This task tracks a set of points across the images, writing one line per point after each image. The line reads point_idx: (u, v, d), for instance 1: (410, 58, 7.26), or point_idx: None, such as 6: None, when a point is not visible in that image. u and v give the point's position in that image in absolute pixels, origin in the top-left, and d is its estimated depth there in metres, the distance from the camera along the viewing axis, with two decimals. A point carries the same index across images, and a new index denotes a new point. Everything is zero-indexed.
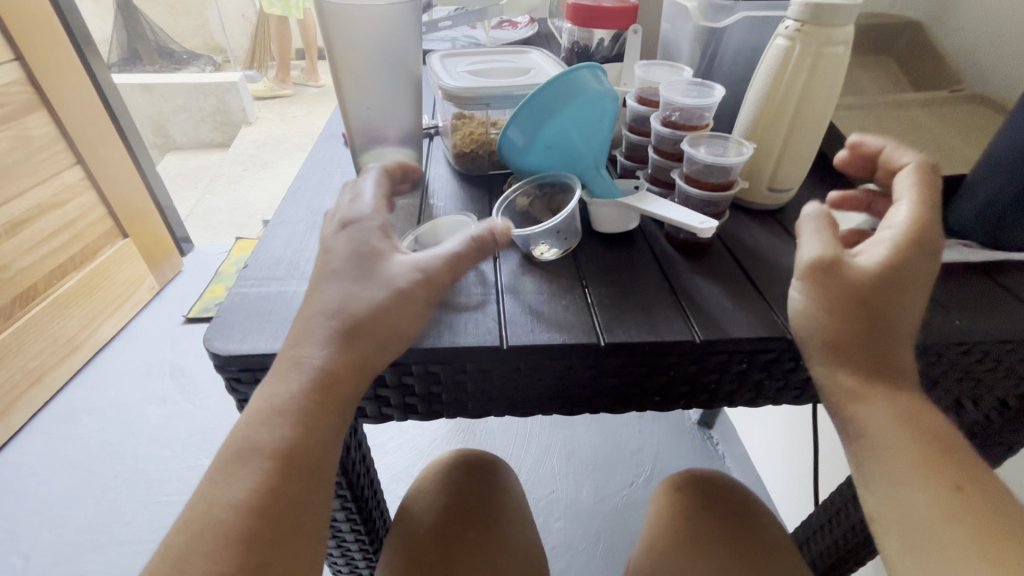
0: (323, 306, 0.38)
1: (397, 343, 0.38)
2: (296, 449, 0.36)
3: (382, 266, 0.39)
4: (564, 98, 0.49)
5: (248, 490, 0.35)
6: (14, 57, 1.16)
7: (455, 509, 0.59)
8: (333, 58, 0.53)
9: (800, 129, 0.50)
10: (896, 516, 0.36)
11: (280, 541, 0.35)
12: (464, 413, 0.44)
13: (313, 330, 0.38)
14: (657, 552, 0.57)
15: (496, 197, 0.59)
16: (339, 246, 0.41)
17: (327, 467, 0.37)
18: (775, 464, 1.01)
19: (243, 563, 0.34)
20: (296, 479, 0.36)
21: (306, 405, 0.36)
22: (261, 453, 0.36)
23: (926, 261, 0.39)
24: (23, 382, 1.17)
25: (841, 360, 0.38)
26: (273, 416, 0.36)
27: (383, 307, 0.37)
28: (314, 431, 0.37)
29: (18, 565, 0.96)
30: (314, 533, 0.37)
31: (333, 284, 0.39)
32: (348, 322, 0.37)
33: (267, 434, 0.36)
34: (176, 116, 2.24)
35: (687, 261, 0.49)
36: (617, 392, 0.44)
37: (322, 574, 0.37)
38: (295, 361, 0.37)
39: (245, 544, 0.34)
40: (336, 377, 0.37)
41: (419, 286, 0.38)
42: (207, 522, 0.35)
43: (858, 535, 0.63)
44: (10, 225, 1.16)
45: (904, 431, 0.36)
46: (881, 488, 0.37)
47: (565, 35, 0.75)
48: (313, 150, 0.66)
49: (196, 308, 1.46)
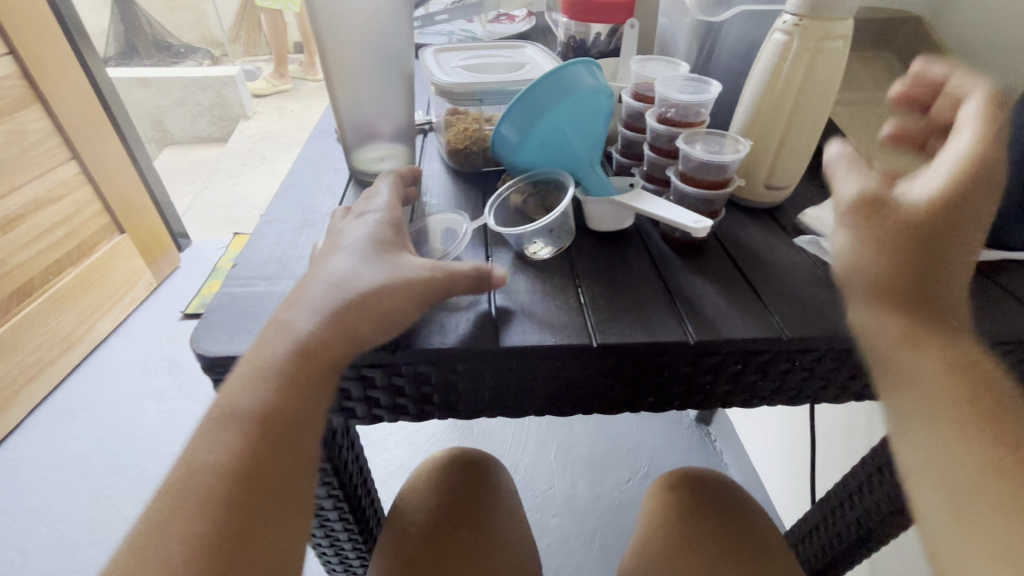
0: (330, 275, 0.39)
1: (387, 325, 0.37)
2: (275, 416, 0.36)
3: (393, 257, 0.40)
4: (559, 95, 0.48)
5: (230, 454, 0.35)
6: (8, 51, 1.15)
7: (448, 509, 0.59)
8: (323, 54, 0.52)
9: (797, 125, 0.50)
10: (934, 464, 0.33)
11: (256, 508, 0.35)
12: (456, 413, 0.44)
13: (311, 297, 0.38)
14: (651, 550, 0.57)
15: (490, 194, 0.58)
16: (353, 230, 0.43)
17: (308, 440, 0.37)
18: (773, 462, 1.01)
19: (218, 526, 0.34)
20: (272, 449, 0.36)
21: (287, 371, 0.36)
22: (241, 418, 0.36)
23: (984, 193, 0.38)
24: (20, 378, 1.17)
25: (890, 298, 0.37)
26: (255, 380, 0.36)
27: (381, 287, 0.38)
28: (295, 399, 0.36)
29: (16, 561, 0.96)
30: (290, 507, 0.37)
31: (342, 260, 0.40)
32: (345, 295, 0.38)
33: (247, 396, 0.36)
34: (173, 111, 2.23)
35: (682, 259, 0.48)
36: (611, 393, 0.43)
37: (299, 548, 0.37)
38: (282, 323, 0.38)
39: (226, 509, 0.34)
40: (320, 351, 0.37)
41: (420, 280, 0.38)
42: (189, 491, 0.34)
43: (854, 534, 0.63)
44: (6, 221, 1.15)
45: (948, 365, 0.34)
46: (920, 437, 0.34)
47: (562, 29, 0.74)
48: (307, 147, 0.65)
49: (194, 304, 1.45)
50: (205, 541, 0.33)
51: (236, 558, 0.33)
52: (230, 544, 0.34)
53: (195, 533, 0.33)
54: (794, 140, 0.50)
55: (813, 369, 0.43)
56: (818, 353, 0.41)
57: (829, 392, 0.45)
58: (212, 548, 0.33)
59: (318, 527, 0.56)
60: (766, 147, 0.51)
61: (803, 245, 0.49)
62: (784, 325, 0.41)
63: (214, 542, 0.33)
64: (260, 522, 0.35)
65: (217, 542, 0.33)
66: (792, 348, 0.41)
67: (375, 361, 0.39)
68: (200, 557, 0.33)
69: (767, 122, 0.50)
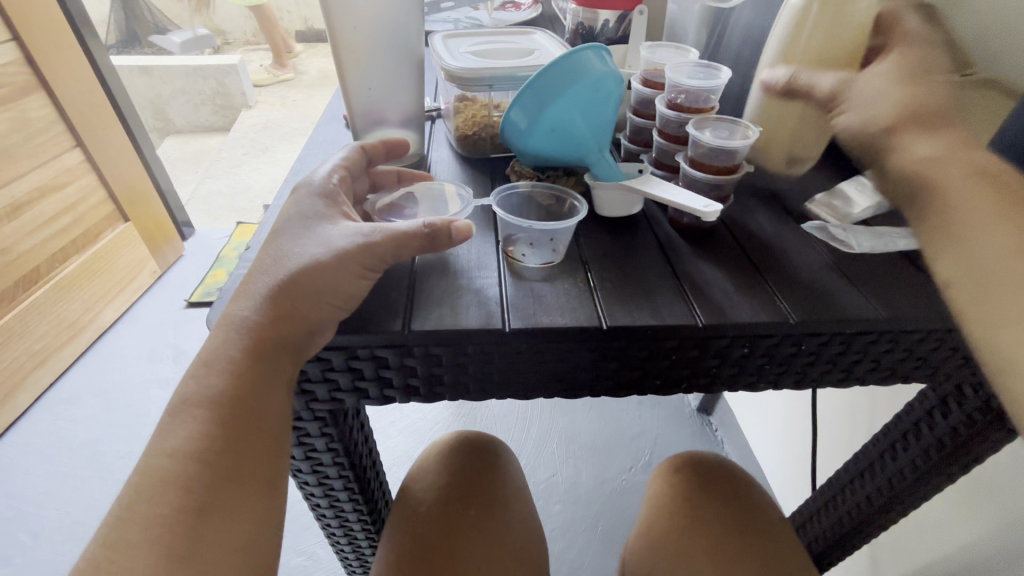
0: (271, 256, 0.40)
1: (328, 295, 0.38)
2: (227, 397, 0.37)
3: (323, 229, 0.41)
4: (568, 80, 0.48)
5: (193, 437, 0.36)
6: (11, 37, 1.14)
7: (455, 489, 0.60)
8: (334, 41, 0.52)
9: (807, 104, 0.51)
10: (966, 271, 0.35)
11: (220, 485, 0.35)
12: (466, 394, 0.44)
13: (250, 286, 0.39)
14: (658, 530, 0.58)
15: (498, 180, 0.58)
16: (289, 209, 0.43)
17: (268, 416, 0.37)
18: (774, 450, 1.02)
19: (183, 504, 0.34)
20: (229, 426, 0.36)
21: (234, 355, 0.37)
22: (196, 403, 0.37)
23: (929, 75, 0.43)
24: (27, 364, 1.18)
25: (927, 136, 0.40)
26: (202, 367, 0.38)
27: (315, 263, 0.38)
28: (243, 379, 0.37)
29: (26, 543, 0.97)
30: (260, 481, 0.37)
31: (281, 244, 0.41)
32: (283, 277, 0.38)
33: (196, 384, 0.38)
34: (176, 100, 2.21)
35: (689, 244, 0.49)
36: (620, 375, 0.44)
37: (273, 522, 0.38)
38: (228, 317, 0.39)
39: (187, 488, 0.35)
40: (262, 336, 0.37)
41: (356, 248, 0.39)
42: (158, 474, 0.35)
43: (856, 517, 0.64)
44: (10, 208, 1.15)
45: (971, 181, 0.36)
46: (952, 248, 0.36)
47: (569, 16, 0.74)
48: (314, 133, 0.65)
49: (198, 293, 1.46)
50: (169, 520, 0.34)
51: (200, 535, 0.34)
52: (194, 522, 0.34)
53: (157, 515, 0.34)
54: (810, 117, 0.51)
55: (819, 353, 0.43)
56: (826, 337, 0.42)
57: (835, 376, 0.45)
58: (176, 526, 0.34)
59: (328, 507, 0.57)
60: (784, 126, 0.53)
61: (811, 231, 0.50)
62: (791, 309, 0.42)
63: (177, 520, 0.34)
64: (225, 498, 0.35)
65: (182, 521, 0.34)
66: (798, 332, 0.41)
67: (389, 341, 0.40)
68: (163, 535, 0.33)
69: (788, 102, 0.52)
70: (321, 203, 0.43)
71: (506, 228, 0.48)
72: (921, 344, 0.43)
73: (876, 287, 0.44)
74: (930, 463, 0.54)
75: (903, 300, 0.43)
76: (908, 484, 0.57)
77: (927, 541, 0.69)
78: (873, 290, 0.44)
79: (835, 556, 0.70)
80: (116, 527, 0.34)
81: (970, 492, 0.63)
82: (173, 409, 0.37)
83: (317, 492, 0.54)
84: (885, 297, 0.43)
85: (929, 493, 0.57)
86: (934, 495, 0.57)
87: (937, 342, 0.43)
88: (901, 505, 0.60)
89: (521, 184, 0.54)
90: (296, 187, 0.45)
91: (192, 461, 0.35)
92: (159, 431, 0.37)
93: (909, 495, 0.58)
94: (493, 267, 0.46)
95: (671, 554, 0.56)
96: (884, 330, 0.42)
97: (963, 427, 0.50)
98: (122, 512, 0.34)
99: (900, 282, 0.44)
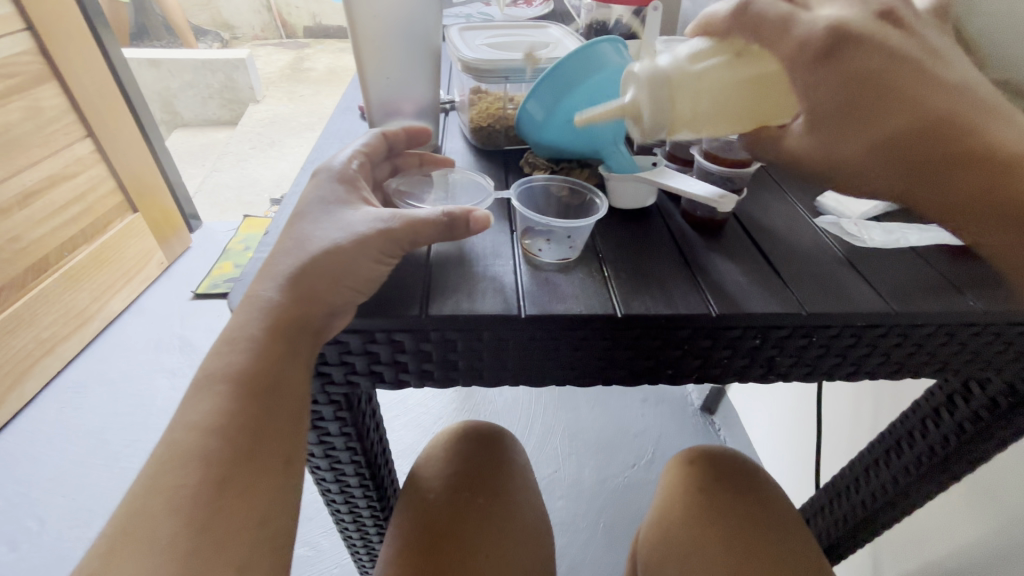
0: (292, 241, 0.41)
1: (351, 279, 0.38)
2: (249, 373, 0.38)
3: (344, 213, 0.42)
4: (583, 72, 0.49)
5: (215, 411, 0.37)
6: (25, 26, 1.15)
7: (464, 477, 0.60)
8: (354, 31, 0.53)
9: (752, 61, 0.39)
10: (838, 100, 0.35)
11: (242, 459, 0.36)
12: (479, 380, 0.45)
13: (272, 268, 0.40)
14: (669, 522, 0.59)
15: (511, 171, 0.59)
16: (310, 192, 0.44)
17: (288, 393, 0.38)
18: (779, 450, 1.02)
19: (207, 475, 0.35)
20: (250, 402, 0.37)
21: (256, 333, 0.38)
22: (218, 378, 0.38)
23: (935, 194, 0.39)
24: (36, 352, 1.19)
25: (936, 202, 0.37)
26: (225, 344, 0.39)
27: (339, 246, 0.39)
28: (265, 358, 0.37)
29: (33, 528, 0.98)
30: (278, 456, 0.38)
31: (303, 227, 0.41)
32: (305, 259, 0.39)
33: (220, 359, 0.38)
34: (184, 93, 2.18)
35: (702, 236, 0.49)
36: (632, 365, 0.45)
37: (292, 497, 0.39)
38: (250, 297, 0.39)
39: (208, 460, 0.36)
40: (286, 317, 0.38)
41: (377, 232, 0.39)
42: (182, 447, 0.36)
43: (866, 511, 0.64)
44: (22, 196, 1.16)
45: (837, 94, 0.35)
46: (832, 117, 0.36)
47: (583, 12, 0.74)
48: (330, 123, 0.66)
49: (206, 284, 1.47)
50: (191, 492, 0.35)
51: (220, 507, 0.35)
52: (215, 493, 0.35)
53: (180, 485, 0.35)
54: (735, 99, 0.40)
55: (830, 346, 0.44)
56: (837, 330, 0.42)
57: (845, 369, 0.46)
58: (197, 497, 0.35)
59: (338, 492, 0.58)
60: (683, 91, 0.41)
61: (823, 226, 0.50)
62: (802, 300, 0.42)
63: (198, 492, 0.35)
64: (245, 472, 0.36)
65: (206, 492, 0.35)
66: (810, 323, 0.42)
67: (405, 325, 0.40)
68: (187, 503, 0.34)
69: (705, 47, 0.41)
70: (341, 187, 0.44)
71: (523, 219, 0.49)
72: (931, 339, 0.43)
73: (887, 281, 0.44)
74: (947, 450, 0.55)
75: (917, 294, 0.43)
76: (924, 473, 0.57)
77: (929, 539, 0.69)
78: (884, 282, 0.44)
79: (842, 551, 0.70)
80: (143, 495, 0.35)
81: (976, 490, 0.63)
82: (197, 383, 0.38)
83: (328, 476, 0.55)
84: (897, 291, 0.43)
85: (947, 482, 0.57)
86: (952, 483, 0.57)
87: (947, 337, 0.43)
88: (914, 497, 0.60)
89: (539, 176, 0.54)
90: (316, 171, 0.46)
91: (215, 434, 0.36)
92: (183, 405, 0.38)
93: (922, 486, 0.58)
94: (507, 255, 0.47)
95: (681, 544, 0.56)
96: (893, 323, 0.42)
97: (985, 411, 0.51)
98: (149, 481, 0.35)
99: (910, 276, 0.45)
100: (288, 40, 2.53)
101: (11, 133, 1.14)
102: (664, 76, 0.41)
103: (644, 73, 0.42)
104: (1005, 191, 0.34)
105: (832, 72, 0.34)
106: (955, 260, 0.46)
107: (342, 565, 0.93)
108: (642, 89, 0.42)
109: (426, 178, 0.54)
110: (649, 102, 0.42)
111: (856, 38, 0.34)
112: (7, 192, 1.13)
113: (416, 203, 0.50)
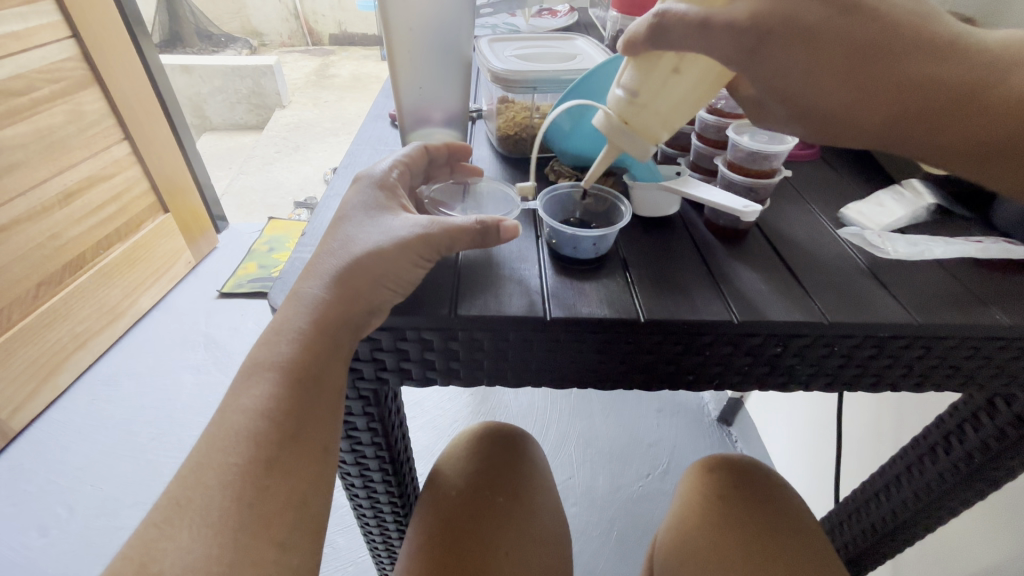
0: (335, 244, 0.43)
1: (389, 281, 0.40)
2: (294, 363, 0.39)
3: (385, 218, 0.44)
4: (611, 85, 0.52)
5: (264, 396, 0.39)
6: (70, 34, 1.21)
7: (483, 476, 0.61)
8: (390, 44, 0.55)
9: (692, 67, 0.41)
10: (782, 71, 0.39)
11: (285, 444, 0.38)
12: (503, 381, 0.46)
13: (318, 267, 0.42)
14: (687, 529, 0.59)
15: (538, 179, 0.60)
16: (354, 196, 0.46)
17: (328, 383, 0.40)
18: (797, 463, 1.01)
19: (254, 457, 0.37)
20: (293, 391, 0.39)
21: (302, 326, 0.40)
22: (267, 366, 0.40)
23: (919, 127, 0.40)
24: (70, 345, 1.24)
25: (900, 133, 0.41)
26: (273, 335, 0.41)
27: (381, 249, 0.41)
28: (308, 349, 0.40)
29: (63, 515, 1.02)
30: (318, 443, 0.40)
31: (346, 229, 0.44)
32: (348, 261, 0.41)
33: (267, 349, 0.41)
34: (213, 98, 2.26)
35: (723, 244, 0.51)
36: (652, 369, 0.46)
37: (328, 482, 0.40)
38: (297, 294, 0.41)
39: (255, 442, 0.38)
40: (328, 312, 0.40)
41: (415, 237, 0.41)
42: (233, 428, 0.38)
43: (886, 527, 0.64)
44: (63, 196, 1.21)
45: (783, 66, 0.39)
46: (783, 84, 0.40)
47: (610, 23, 0.76)
48: (362, 130, 0.68)
49: (231, 284, 1.52)
50: (240, 472, 0.37)
51: (266, 485, 0.37)
52: (260, 475, 0.37)
53: (229, 463, 0.37)
54: (692, 99, 0.42)
55: (851, 356, 0.44)
56: (859, 339, 0.43)
57: (866, 380, 0.46)
58: (244, 474, 0.37)
59: (361, 488, 0.59)
60: (644, 116, 0.43)
61: (846, 236, 0.50)
62: (824, 309, 0.43)
63: (246, 470, 0.37)
64: (288, 455, 0.38)
65: (250, 473, 0.37)
66: (831, 332, 0.42)
67: (435, 324, 0.42)
68: (235, 482, 0.37)
69: (639, 68, 0.42)
70: (381, 195, 0.46)
71: (548, 230, 0.48)
72: (954, 351, 0.43)
73: (910, 291, 0.45)
74: (970, 467, 0.54)
75: (942, 307, 0.43)
76: (946, 490, 0.57)
77: (953, 557, 0.68)
78: (908, 294, 0.44)
79: (861, 565, 0.69)
80: (194, 473, 0.37)
81: (1003, 508, 0.62)
82: (247, 370, 0.41)
83: (352, 472, 0.57)
84: (919, 302, 0.44)
85: (970, 498, 0.57)
86: (975, 500, 0.57)
87: (971, 350, 0.43)
88: (936, 512, 0.59)
89: (563, 183, 0.54)
90: (358, 177, 0.48)
91: (263, 416, 0.38)
92: (233, 391, 0.40)
93: (945, 502, 0.58)
94: (535, 260, 0.48)
95: (696, 553, 0.57)
96: (917, 335, 0.42)
97: (1011, 429, 0.50)
98: (201, 458, 0.37)
99: (934, 289, 0.45)
100: (314, 47, 2.61)
101: (55, 136, 1.19)
102: (625, 114, 0.44)
103: (607, 125, 0.45)
104: (931, 105, 0.39)
105: (761, 64, 0.38)
106: (980, 274, 0.46)
107: (357, 563, 0.95)
108: (614, 135, 0.45)
109: (458, 186, 0.56)
110: (628, 142, 0.45)
111: (778, 32, 0.37)
112: (50, 191, 1.18)
113: (448, 210, 0.53)
